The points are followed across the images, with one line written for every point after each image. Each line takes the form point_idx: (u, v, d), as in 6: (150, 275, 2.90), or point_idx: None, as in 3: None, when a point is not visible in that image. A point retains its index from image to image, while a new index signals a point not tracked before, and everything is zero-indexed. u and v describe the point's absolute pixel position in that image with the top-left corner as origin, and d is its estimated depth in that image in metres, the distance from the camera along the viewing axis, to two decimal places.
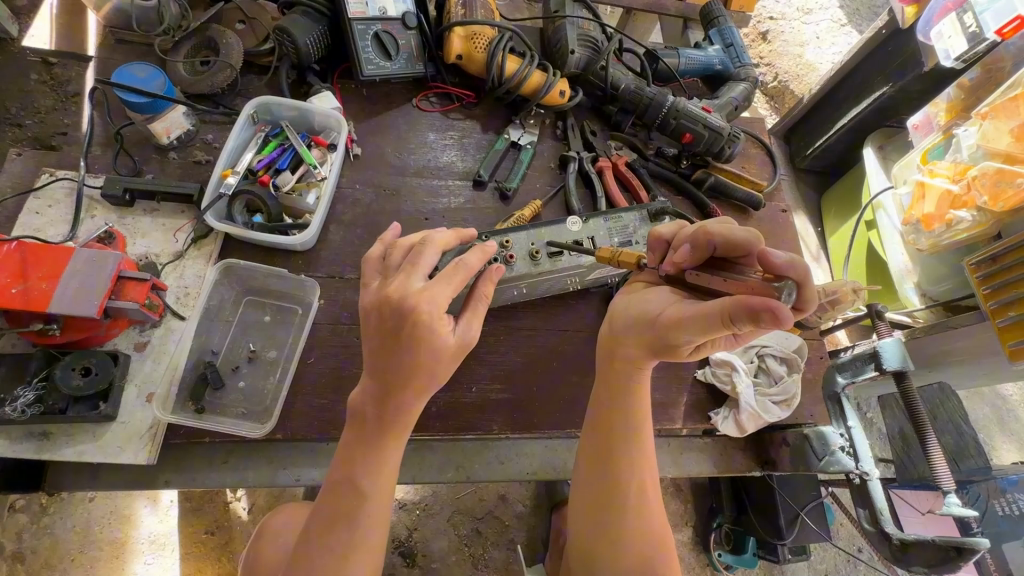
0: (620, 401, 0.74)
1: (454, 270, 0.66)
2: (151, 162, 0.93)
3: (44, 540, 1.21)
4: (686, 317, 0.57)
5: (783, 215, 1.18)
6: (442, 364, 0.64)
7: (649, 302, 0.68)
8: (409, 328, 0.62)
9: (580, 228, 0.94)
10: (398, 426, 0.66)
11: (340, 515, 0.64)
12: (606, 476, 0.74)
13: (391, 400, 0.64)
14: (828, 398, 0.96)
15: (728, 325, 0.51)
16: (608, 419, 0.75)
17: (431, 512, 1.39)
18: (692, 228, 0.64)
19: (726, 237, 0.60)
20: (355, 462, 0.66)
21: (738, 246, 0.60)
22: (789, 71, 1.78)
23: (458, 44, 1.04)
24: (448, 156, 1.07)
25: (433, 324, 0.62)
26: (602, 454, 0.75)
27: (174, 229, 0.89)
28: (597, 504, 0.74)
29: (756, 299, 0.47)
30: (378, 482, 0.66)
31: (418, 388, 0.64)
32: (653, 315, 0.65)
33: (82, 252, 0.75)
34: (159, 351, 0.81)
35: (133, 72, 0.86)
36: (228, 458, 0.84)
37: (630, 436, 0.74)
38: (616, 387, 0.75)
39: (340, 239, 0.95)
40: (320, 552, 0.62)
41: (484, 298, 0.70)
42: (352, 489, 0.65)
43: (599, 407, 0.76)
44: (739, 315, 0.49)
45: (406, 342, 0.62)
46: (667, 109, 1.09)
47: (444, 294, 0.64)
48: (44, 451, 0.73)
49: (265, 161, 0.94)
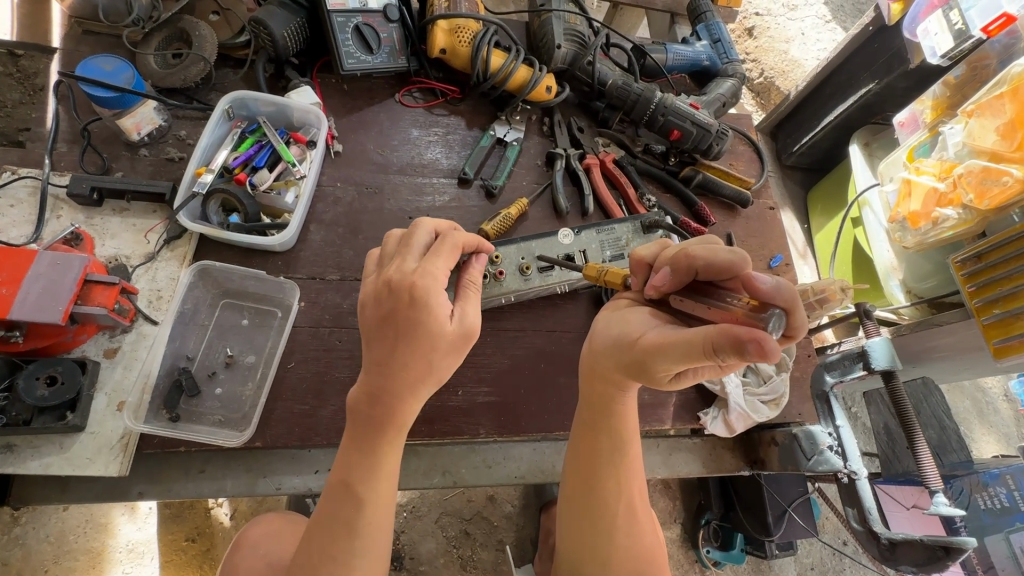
0: (605, 421, 0.73)
1: (440, 243, 0.66)
2: (121, 159, 0.90)
3: (16, 551, 1.17)
4: (668, 343, 0.55)
5: (771, 213, 1.17)
6: (442, 349, 0.62)
7: (632, 322, 0.66)
8: (405, 305, 0.61)
9: (572, 241, 0.95)
10: (397, 423, 0.64)
11: (341, 533, 0.61)
12: (594, 497, 0.74)
13: (369, 412, 0.63)
14: (817, 397, 0.98)
15: (710, 355, 0.49)
16: (594, 443, 0.74)
17: (419, 514, 1.38)
18: (675, 251, 0.63)
19: (709, 260, 0.58)
20: (350, 465, 0.63)
21: (722, 268, 0.57)
22: (775, 67, 1.79)
23: (442, 38, 1.01)
24: (433, 153, 1.04)
25: (434, 300, 0.61)
26: (587, 475, 0.74)
27: (146, 229, 0.86)
28: (586, 524, 0.74)
29: (741, 329, 0.45)
30: (376, 485, 0.63)
31: (403, 402, 0.62)
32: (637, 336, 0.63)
33: (45, 256, 0.71)
34: (130, 357, 0.78)
35: (98, 64, 0.82)
36: (207, 467, 0.81)
37: (617, 457, 0.74)
38: (601, 409, 0.73)
39: (321, 239, 0.92)
40: (332, 559, 0.60)
41: (470, 288, 0.69)
42: (349, 496, 0.62)
43: (585, 429, 0.75)
44: (722, 344, 0.47)
45: (403, 317, 0.61)
46: (655, 105, 1.07)
47: (443, 272, 0.64)
48: (9, 464, 0.70)
49: (241, 159, 0.90)
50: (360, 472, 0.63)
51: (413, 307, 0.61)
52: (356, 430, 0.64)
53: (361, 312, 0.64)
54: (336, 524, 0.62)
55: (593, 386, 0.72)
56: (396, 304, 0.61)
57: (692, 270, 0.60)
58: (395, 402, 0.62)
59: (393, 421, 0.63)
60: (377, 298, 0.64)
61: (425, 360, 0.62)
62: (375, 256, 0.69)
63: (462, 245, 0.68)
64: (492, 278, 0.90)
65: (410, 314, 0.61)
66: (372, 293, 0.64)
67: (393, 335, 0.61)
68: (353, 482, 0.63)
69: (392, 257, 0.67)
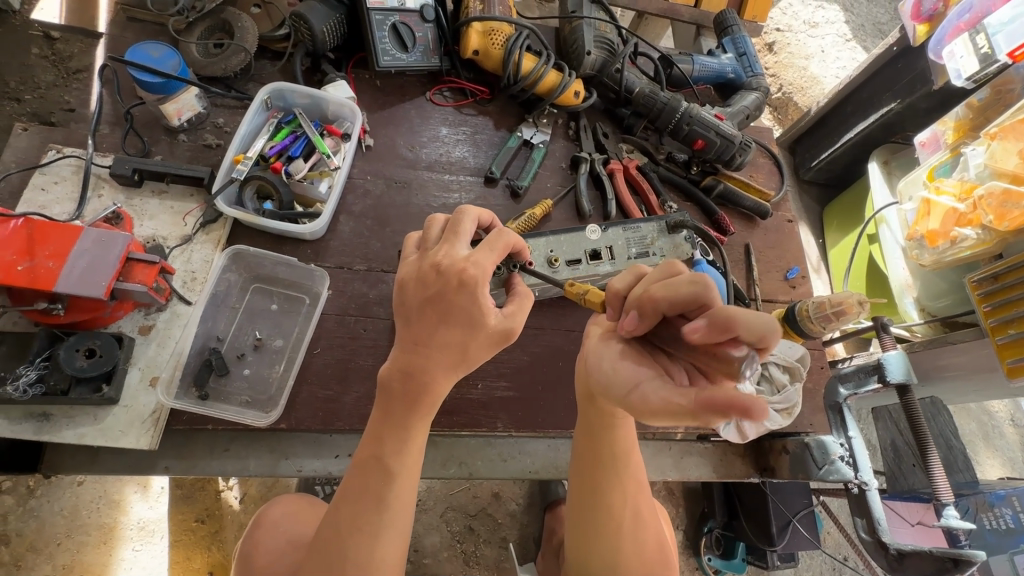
0: (607, 432, 0.71)
1: (494, 237, 0.68)
2: (160, 144, 0.92)
3: (30, 523, 1.20)
4: (653, 407, 0.50)
5: (789, 225, 1.19)
6: (481, 341, 0.65)
7: (617, 370, 0.58)
8: (454, 290, 0.63)
9: (599, 238, 0.96)
10: (428, 402, 0.66)
11: (371, 503, 0.64)
12: (595, 502, 0.72)
13: (404, 388, 0.65)
14: (829, 408, 0.98)
15: (700, 421, 0.46)
16: (594, 454, 0.72)
17: (424, 507, 1.39)
18: (637, 292, 0.59)
19: (671, 298, 0.55)
20: (383, 439, 0.66)
21: (688, 303, 0.54)
22: (794, 83, 1.81)
23: (476, 40, 1.04)
24: (461, 151, 1.06)
25: (479, 290, 0.64)
26: (588, 485, 0.73)
27: (183, 212, 0.88)
28: (586, 531, 0.72)
29: (719, 395, 0.43)
30: (407, 459, 0.66)
31: (441, 378, 0.65)
32: (621, 391, 0.56)
33: (90, 232, 0.73)
34: (164, 335, 0.80)
35: (147, 51, 0.85)
36: (230, 446, 0.83)
37: (615, 464, 0.72)
38: (600, 420, 0.71)
39: (350, 230, 0.95)
40: (357, 531, 0.62)
41: (523, 294, 0.70)
42: (380, 469, 0.65)
43: (585, 440, 0.73)
44: (704, 411, 0.44)
45: (450, 302, 0.63)
46: (680, 115, 1.09)
47: (490, 264, 0.66)
48: (44, 433, 0.72)
49: (278, 148, 0.92)
50: (390, 446, 0.65)
51: (459, 293, 0.63)
52: (390, 405, 0.66)
53: (397, 296, 0.67)
54: (366, 496, 0.64)
55: (586, 399, 0.71)
56: (443, 288, 0.64)
57: (659, 310, 0.56)
58: (428, 382, 0.65)
59: (425, 398, 0.65)
60: (412, 276, 0.66)
61: (460, 343, 0.64)
62: (417, 240, 0.72)
63: (512, 245, 0.70)
64: None
65: (455, 301, 0.63)
66: (418, 276, 0.66)
67: (434, 318, 0.64)
68: (386, 456, 0.65)
69: (436, 242, 0.69)
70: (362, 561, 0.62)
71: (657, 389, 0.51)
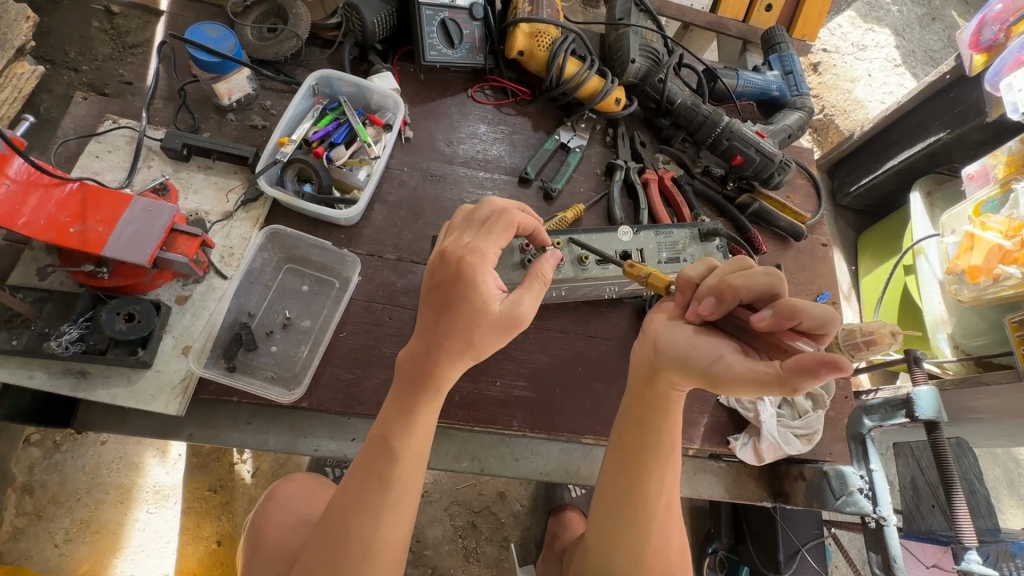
0: (656, 417, 0.66)
1: (495, 219, 0.68)
2: (210, 122, 0.95)
3: (54, 476, 1.25)
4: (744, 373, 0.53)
5: (823, 249, 1.16)
6: (487, 326, 0.65)
7: (694, 347, 0.59)
8: (453, 276, 0.65)
9: (631, 239, 0.95)
10: (436, 384, 0.66)
11: (374, 483, 0.64)
12: (628, 498, 0.67)
13: (413, 371, 0.66)
14: (850, 436, 0.95)
15: (788, 389, 0.48)
16: (639, 439, 0.67)
17: (429, 500, 1.40)
18: (713, 279, 0.61)
19: (750, 287, 0.58)
20: (390, 420, 0.66)
21: (763, 292, 0.58)
22: (836, 106, 1.78)
23: (522, 40, 1.04)
24: (497, 150, 1.07)
25: (478, 274, 0.65)
26: (626, 472, 0.67)
27: (226, 189, 0.91)
28: (615, 523, 0.68)
29: (811, 358, 0.46)
30: (409, 441, 0.66)
31: (446, 362, 0.65)
32: (700, 363, 0.58)
33: (139, 201, 0.76)
34: (199, 306, 0.83)
35: (205, 31, 0.88)
36: (252, 420, 0.85)
37: (658, 457, 0.67)
38: (651, 403, 0.67)
39: (383, 218, 0.96)
40: (356, 513, 0.64)
41: (536, 279, 0.70)
42: (384, 450, 0.65)
43: (632, 423, 0.68)
44: (795, 375, 0.47)
45: (449, 288, 0.65)
46: (721, 129, 1.08)
47: (494, 247, 0.67)
48: (80, 389, 0.75)
49: (321, 134, 0.94)
50: (396, 427, 0.66)
51: (460, 279, 0.64)
52: (401, 386, 0.67)
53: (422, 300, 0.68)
54: (370, 475, 0.65)
55: (644, 377, 0.66)
56: (446, 274, 0.65)
57: (737, 299, 0.59)
58: (442, 367, 0.65)
59: (430, 381, 0.66)
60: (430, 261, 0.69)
61: (466, 325, 0.64)
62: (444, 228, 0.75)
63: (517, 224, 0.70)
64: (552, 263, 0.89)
65: (456, 285, 0.64)
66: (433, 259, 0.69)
67: (439, 303, 0.66)
68: (389, 436, 0.65)
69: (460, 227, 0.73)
70: (365, 539, 0.63)
71: (744, 359, 0.55)
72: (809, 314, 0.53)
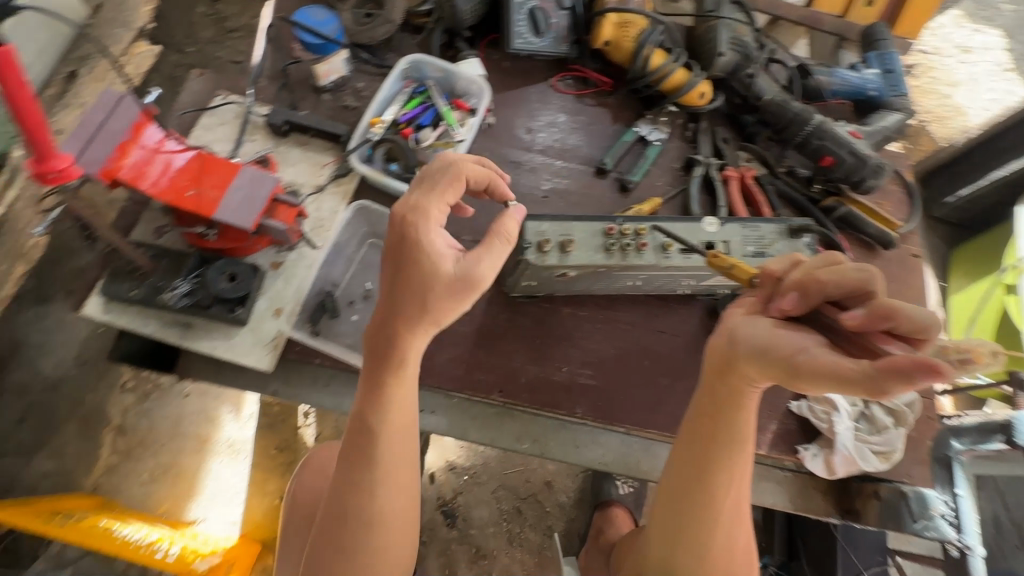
0: (728, 414, 0.65)
1: (434, 177, 0.69)
2: (306, 101, 1.00)
3: (144, 421, 1.37)
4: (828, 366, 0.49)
5: (914, 260, 1.09)
6: (441, 281, 0.66)
7: (774, 338, 0.56)
8: (400, 242, 0.68)
9: (716, 231, 0.88)
10: (399, 359, 0.69)
11: (362, 460, 0.71)
12: (696, 495, 0.68)
13: (378, 353, 0.69)
14: (936, 461, 0.92)
15: (874, 391, 0.45)
16: (709, 436, 0.67)
17: (478, 481, 1.44)
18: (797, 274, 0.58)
19: (838, 281, 0.55)
20: (366, 402, 0.71)
21: (854, 288, 0.55)
22: (933, 111, 1.66)
23: (609, 30, 1.04)
24: (575, 140, 1.07)
25: (421, 236, 0.66)
26: (695, 466, 0.67)
27: (320, 164, 0.96)
28: (681, 514, 0.69)
29: (906, 357, 0.43)
30: (386, 417, 0.71)
31: (405, 334, 0.68)
32: (781, 354, 0.54)
33: (247, 171, 0.82)
34: (290, 272, 0.88)
35: (312, 14, 0.98)
36: (329, 383, 0.90)
37: (729, 454, 0.66)
38: (723, 400, 0.65)
39: (462, 201, 0.98)
40: (353, 487, 0.72)
41: (500, 237, 0.70)
42: (364, 432, 0.71)
43: (700, 419, 0.67)
44: (885, 377, 0.44)
45: (399, 251, 0.67)
46: (811, 128, 1.04)
47: (441, 201, 0.68)
48: (186, 339, 0.82)
49: (409, 116, 0.98)
50: (370, 408, 0.70)
51: (405, 244, 0.67)
52: (371, 368, 0.70)
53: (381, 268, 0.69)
54: (357, 455, 0.72)
55: (719, 372, 0.64)
56: (393, 241, 0.68)
57: (822, 295, 0.56)
58: (403, 339, 0.68)
59: (394, 357, 0.69)
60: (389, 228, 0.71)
61: (418, 291, 0.66)
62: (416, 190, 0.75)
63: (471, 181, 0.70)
64: (634, 249, 0.85)
65: (406, 250, 0.67)
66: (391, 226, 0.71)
67: (394, 267, 0.68)
68: (367, 418, 0.71)
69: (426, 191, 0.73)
70: (365, 509, 0.72)
71: (830, 352, 0.51)
72: (910, 317, 0.49)
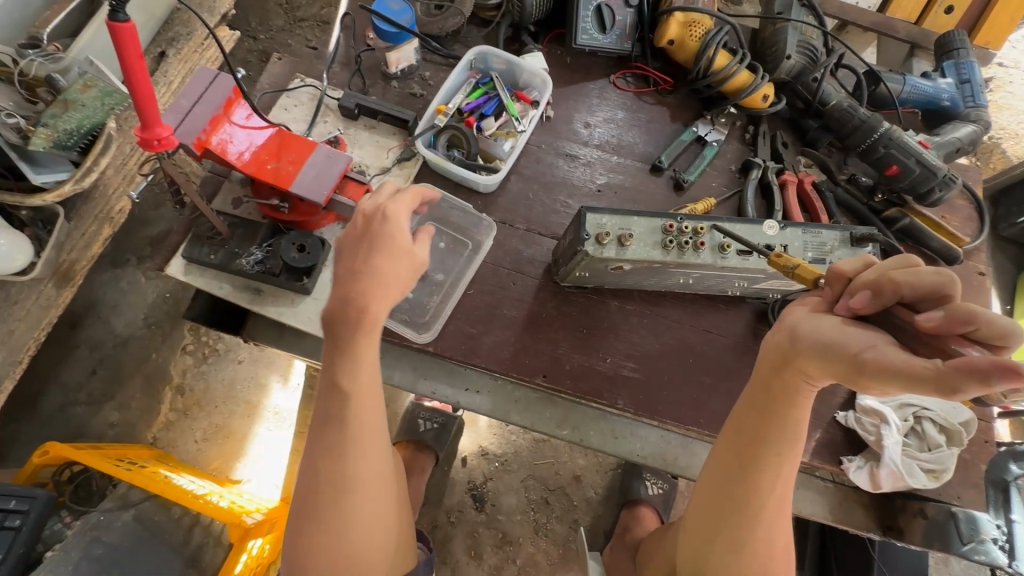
0: (780, 414, 0.64)
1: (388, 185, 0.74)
2: (377, 87, 1.05)
3: (200, 382, 1.46)
4: (898, 363, 0.49)
5: (979, 279, 1.05)
6: (404, 263, 0.69)
7: (842, 333, 0.55)
8: (371, 225, 0.69)
9: (776, 235, 0.88)
10: (371, 323, 0.67)
11: (331, 421, 0.70)
12: (739, 489, 0.68)
13: (343, 316, 0.66)
14: (993, 483, 0.97)
15: (945, 390, 0.44)
16: (758, 434, 0.66)
17: (508, 468, 1.46)
18: (871, 275, 0.57)
19: (915, 284, 0.54)
20: (334, 362, 0.68)
21: (931, 292, 0.54)
22: (1008, 128, 1.58)
23: (675, 29, 1.04)
24: (632, 137, 1.08)
25: (390, 219, 0.69)
26: (742, 462, 0.67)
27: (387, 147, 1.01)
28: (722, 507, 0.70)
29: (985, 358, 0.42)
30: (358, 378, 0.69)
31: (377, 298, 0.66)
32: (847, 350, 0.53)
33: (321, 149, 0.87)
34: None
35: (389, 4, 1.01)
36: (382, 355, 0.95)
37: (777, 453, 0.66)
38: (776, 399, 0.64)
39: (518, 189, 1.02)
40: (324, 451, 0.71)
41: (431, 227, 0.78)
42: (337, 393, 0.69)
43: (750, 416, 0.66)
44: (959, 374, 0.43)
45: (371, 233, 0.69)
46: (878, 135, 1.02)
47: (410, 202, 0.72)
48: (255, 304, 0.88)
49: (473, 105, 1.02)
50: (339, 368, 0.68)
51: (374, 227, 0.69)
52: (336, 330, 0.67)
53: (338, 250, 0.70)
54: (329, 418, 0.70)
55: (775, 369, 0.62)
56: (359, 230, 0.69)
57: (898, 296, 0.55)
58: (372, 306, 0.66)
59: (365, 319, 0.66)
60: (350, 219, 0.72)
61: (391, 266, 0.68)
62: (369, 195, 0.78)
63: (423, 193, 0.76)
64: (693, 247, 0.85)
65: (377, 231, 0.69)
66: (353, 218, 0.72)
67: (366, 246, 0.68)
68: (338, 380, 0.69)
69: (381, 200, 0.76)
70: (338, 475, 0.71)
71: (900, 351, 0.50)
72: (990, 322, 0.48)
